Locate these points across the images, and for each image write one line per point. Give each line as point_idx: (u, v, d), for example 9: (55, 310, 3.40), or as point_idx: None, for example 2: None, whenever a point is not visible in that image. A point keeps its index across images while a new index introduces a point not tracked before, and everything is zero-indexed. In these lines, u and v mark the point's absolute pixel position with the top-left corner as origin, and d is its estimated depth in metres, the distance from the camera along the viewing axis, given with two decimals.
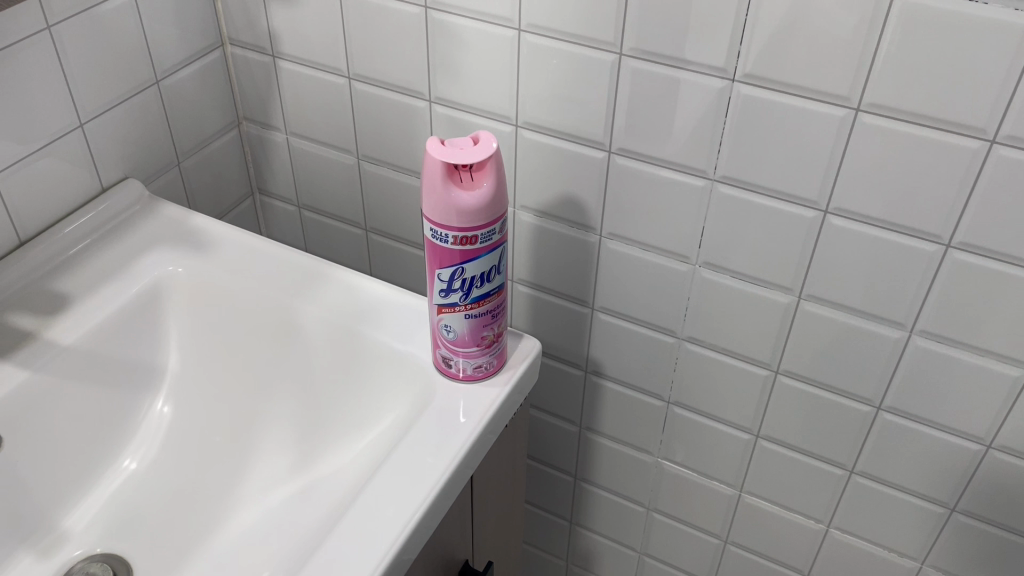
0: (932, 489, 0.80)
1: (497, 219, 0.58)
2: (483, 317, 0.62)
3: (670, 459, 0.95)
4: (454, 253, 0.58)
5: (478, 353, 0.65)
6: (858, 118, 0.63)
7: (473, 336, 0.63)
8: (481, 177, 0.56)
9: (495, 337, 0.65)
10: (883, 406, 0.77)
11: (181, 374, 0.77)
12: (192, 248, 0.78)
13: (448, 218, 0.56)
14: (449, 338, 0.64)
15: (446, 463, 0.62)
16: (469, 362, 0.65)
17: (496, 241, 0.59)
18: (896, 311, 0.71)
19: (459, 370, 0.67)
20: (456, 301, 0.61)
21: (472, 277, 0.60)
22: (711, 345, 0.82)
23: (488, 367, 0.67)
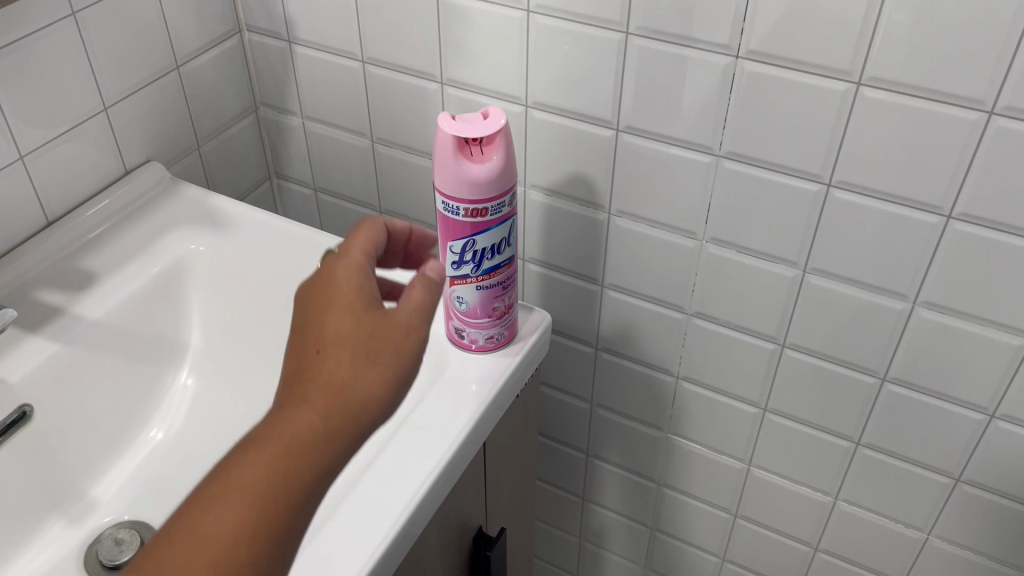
0: (937, 460, 0.82)
1: (507, 192, 0.60)
2: (495, 289, 0.64)
3: (679, 434, 0.97)
4: (466, 225, 0.60)
5: (490, 324, 0.67)
6: (859, 92, 0.65)
7: (484, 308, 0.65)
8: (491, 152, 0.58)
9: (507, 309, 0.67)
10: (888, 377, 0.79)
11: (204, 350, 0.80)
12: (212, 227, 0.81)
13: (460, 190, 0.58)
14: (461, 309, 0.66)
15: (459, 432, 0.64)
16: (481, 334, 0.67)
17: (506, 214, 0.61)
18: (899, 282, 0.73)
19: (471, 342, 0.69)
20: (467, 273, 0.63)
21: (483, 249, 0.62)
22: (718, 320, 0.84)
23: (500, 338, 0.69)
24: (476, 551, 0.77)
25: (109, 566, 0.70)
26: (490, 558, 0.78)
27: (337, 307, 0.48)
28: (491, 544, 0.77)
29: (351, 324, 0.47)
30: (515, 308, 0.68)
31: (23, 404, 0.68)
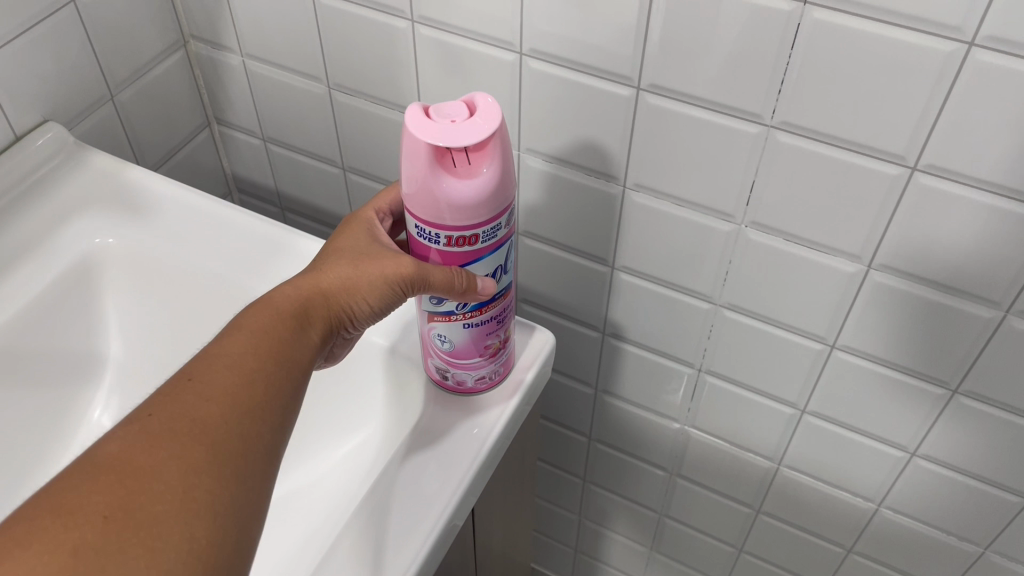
0: (1006, 477, 0.69)
1: (502, 211, 0.45)
2: (490, 325, 0.50)
3: (697, 427, 0.84)
4: (448, 255, 0.46)
5: (482, 363, 0.53)
6: (971, 54, 0.48)
7: (475, 347, 0.51)
8: (482, 163, 0.42)
9: (503, 343, 0.53)
10: (960, 389, 0.65)
11: (124, 367, 0.65)
12: (125, 211, 0.65)
13: (443, 217, 0.43)
14: (444, 349, 0.52)
15: (440, 509, 0.50)
16: (471, 374, 0.54)
17: (501, 237, 0.46)
18: (990, 287, 0.58)
19: (458, 385, 0.55)
20: (451, 309, 0.49)
21: None
22: (753, 313, 0.70)
23: (494, 377, 0.55)
24: None
25: None
26: None
27: (349, 235, 0.51)
28: None
29: (356, 243, 0.50)
30: (512, 338, 0.55)
31: None
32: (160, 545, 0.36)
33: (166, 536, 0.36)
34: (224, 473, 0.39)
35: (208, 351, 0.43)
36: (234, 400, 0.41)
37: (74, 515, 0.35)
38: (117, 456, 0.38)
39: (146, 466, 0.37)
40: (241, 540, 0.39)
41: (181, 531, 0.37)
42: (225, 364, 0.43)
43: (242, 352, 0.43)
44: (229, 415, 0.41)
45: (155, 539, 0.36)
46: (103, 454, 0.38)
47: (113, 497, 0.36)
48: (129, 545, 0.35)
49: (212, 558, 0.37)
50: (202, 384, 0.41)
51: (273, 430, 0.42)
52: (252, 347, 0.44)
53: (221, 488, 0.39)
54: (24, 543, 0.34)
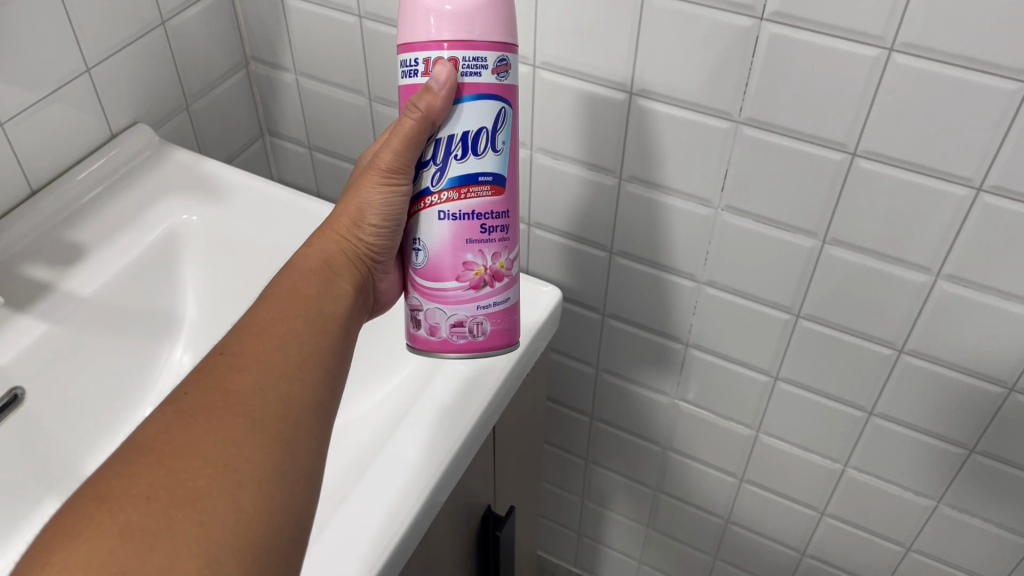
0: (951, 431, 0.80)
1: (478, 45, 0.52)
2: (465, 224, 0.57)
3: (685, 400, 0.96)
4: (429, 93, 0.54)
5: (457, 294, 0.58)
6: (891, 58, 0.61)
7: (448, 255, 0.57)
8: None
9: (482, 279, 0.58)
10: (905, 349, 0.77)
11: (199, 325, 0.77)
12: (204, 195, 0.78)
13: (429, 32, 0.52)
14: (422, 265, 0.58)
15: (481, 401, 0.64)
16: (445, 314, 0.59)
17: (485, 85, 0.54)
18: (921, 255, 0.70)
19: (432, 332, 0.60)
20: (428, 188, 0.57)
21: (445, 151, 0.56)
22: (730, 289, 0.82)
23: (472, 334, 0.60)
24: (485, 531, 0.77)
25: None
26: (499, 538, 0.77)
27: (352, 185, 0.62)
28: (501, 523, 0.77)
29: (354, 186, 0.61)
30: (497, 297, 0.59)
31: (13, 387, 0.65)
32: (207, 516, 0.42)
33: (210, 507, 0.42)
34: (261, 444, 0.46)
35: (239, 332, 0.51)
36: (263, 379, 0.49)
37: (120, 498, 0.41)
38: (157, 443, 0.44)
39: (184, 448, 0.44)
40: (288, 500, 0.45)
41: (223, 501, 0.43)
42: (251, 344, 0.50)
43: (270, 331, 0.51)
44: (261, 393, 0.48)
45: (199, 513, 0.42)
46: (145, 440, 0.44)
47: (156, 478, 0.42)
48: (175, 518, 0.41)
49: (254, 523, 0.43)
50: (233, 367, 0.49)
51: (307, 393, 0.50)
52: (274, 327, 0.52)
53: (257, 459, 0.45)
54: (77, 529, 0.40)
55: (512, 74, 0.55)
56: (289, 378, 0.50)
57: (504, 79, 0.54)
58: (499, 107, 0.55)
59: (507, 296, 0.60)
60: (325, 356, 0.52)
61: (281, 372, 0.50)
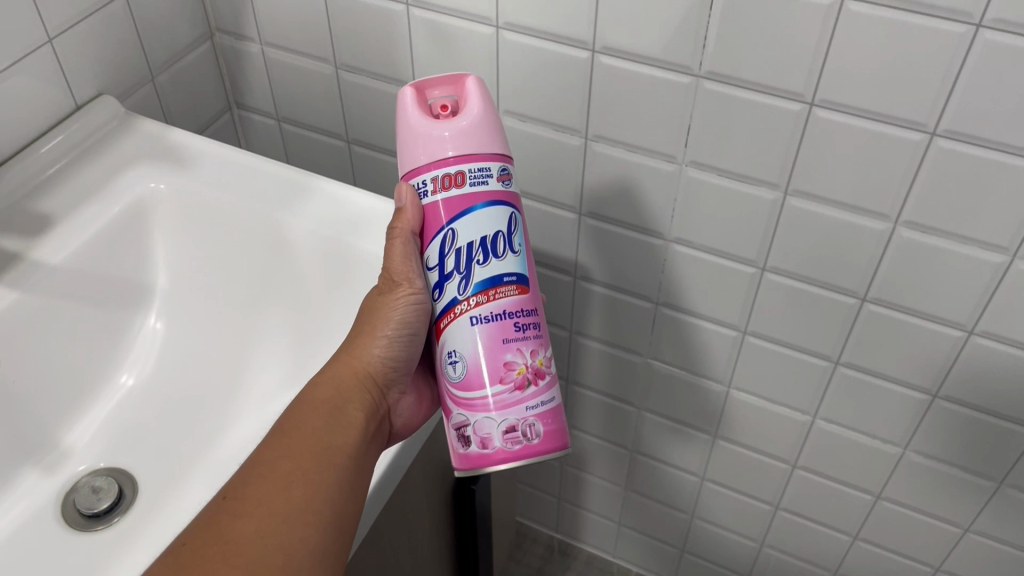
0: (915, 377, 0.82)
1: (484, 158, 0.57)
2: (500, 324, 0.57)
3: (658, 359, 0.98)
4: (439, 204, 0.58)
5: (502, 398, 0.57)
6: (845, 6, 0.62)
7: (488, 360, 0.57)
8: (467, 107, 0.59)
9: (527, 377, 0.58)
10: (868, 298, 0.78)
11: (171, 293, 0.78)
12: (172, 164, 0.77)
13: (440, 150, 0.57)
14: (461, 380, 0.58)
15: None
16: (494, 422, 0.58)
17: (493, 192, 0.58)
18: (879, 203, 0.71)
19: (483, 446, 0.58)
20: (456, 297, 0.58)
21: (465, 248, 0.57)
22: (696, 245, 0.83)
23: (527, 439, 0.58)
24: (460, 485, 0.79)
25: (88, 514, 0.67)
26: (475, 492, 0.79)
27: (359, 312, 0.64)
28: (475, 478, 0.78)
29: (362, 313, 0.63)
30: (543, 396, 0.58)
31: None
32: None
33: None
34: None
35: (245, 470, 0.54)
36: (263, 522, 0.52)
37: None
38: None
39: None
40: None
41: None
42: (256, 487, 0.53)
43: (274, 469, 0.54)
44: (260, 538, 0.51)
45: None
46: None
47: None
48: None
49: None
50: (236, 510, 0.52)
51: (315, 534, 0.53)
52: (282, 469, 0.54)
53: None
54: None
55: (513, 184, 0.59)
56: (290, 517, 0.52)
57: (509, 187, 0.59)
58: (509, 212, 0.58)
59: (553, 395, 0.59)
60: (336, 490, 0.55)
61: (284, 511, 0.52)
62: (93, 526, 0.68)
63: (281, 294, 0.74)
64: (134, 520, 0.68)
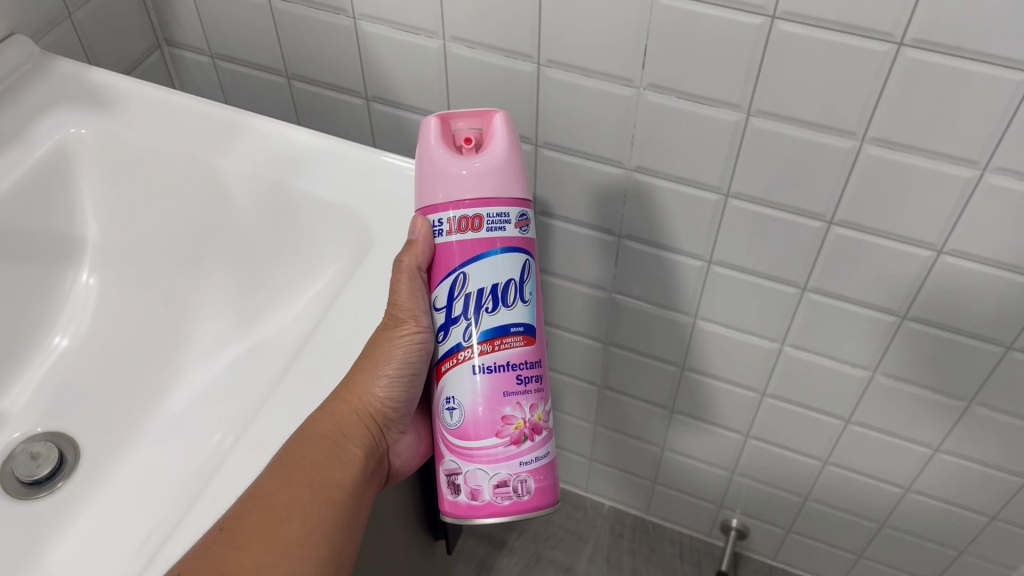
0: (883, 299, 0.81)
1: (505, 202, 0.56)
2: (502, 375, 0.56)
3: (623, 293, 0.95)
4: (453, 246, 0.56)
5: (499, 451, 0.56)
6: None
7: (487, 411, 0.56)
8: (490, 144, 0.57)
9: (523, 433, 0.57)
10: (835, 220, 0.76)
11: (103, 245, 0.73)
12: (93, 106, 0.72)
13: (457, 189, 0.56)
14: (457, 428, 0.57)
15: None
16: (486, 474, 0.57)
17: (510, 239, 0.56)
18: (846, 120, 0.68)
19: (473, 497, 0.57)
20: (460, 342, 0.57)
21: (473, 293, 0.56)
22: (658, 174, 0.80)
23: (516, 495, 0.57)
24: None
25: (29, 482, 0.64)
26: None
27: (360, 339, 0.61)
28: None
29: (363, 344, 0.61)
30: (538, 451, 0.58)
31: None
32: None
33: None
34: None
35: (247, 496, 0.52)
36: (264, 553, 0.51)
37: None
38: None
39: None
40: None
41: None
42: (255, 518, 0.51)
43: (276, 499, 0.53)
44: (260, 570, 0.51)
45: None
46: None
47: None
48: None
49: None
50: (239, 538, 0.51)
51: (312, 566, 0.53)
52: (283, 501, 0.53)
53: None
54: None
55: (530, 230, 0.58)
56: (290, 548, 0.52)
57: (526, 233, 0.57)
58: (523, 259, 0.57)
59: (547, 450, 0.58)
60: (334, 523, 0.55)
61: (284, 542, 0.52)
62: (34, 494, 0.65)
63: (221, 241, 0.71)
64: (77, 485, 0.65)
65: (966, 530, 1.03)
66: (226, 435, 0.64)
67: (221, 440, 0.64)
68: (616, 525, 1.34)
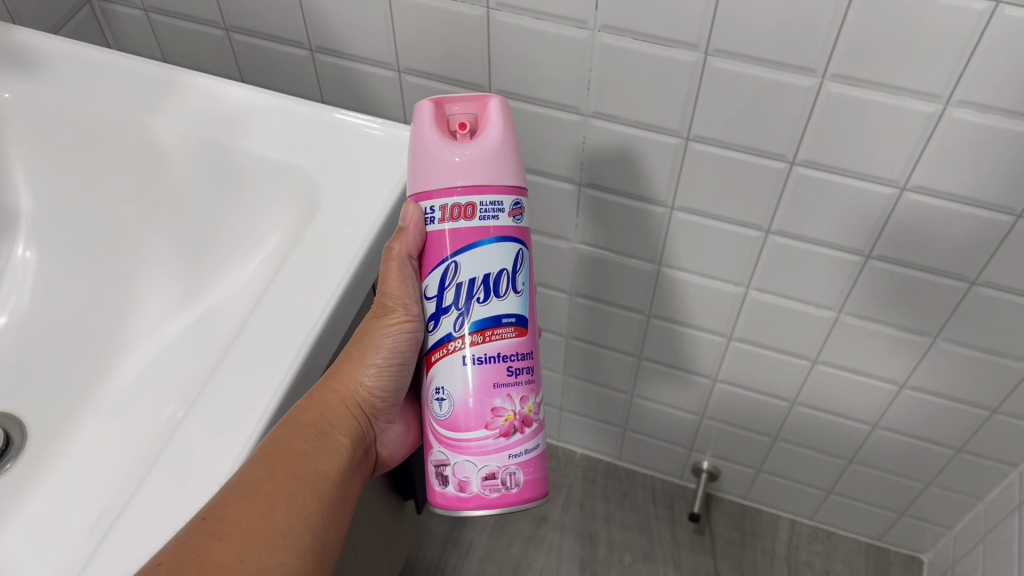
0: (847, 239, 0.80)
1: (499, 191, 0.54)
2: (493, 367, 0.55)
3: (586, 243, 0.94)
4: (446, 234, 0.54)
5: (489, 443, 0.55)
6: None
7: (476, 402, 0.55)
8: (484, 131, 0.55)
9: (513, 424, 0.55)
10: (797, 160, 0.74)
11: (37, 215, 0.70)
12: (17, 68, 0.68)
13: (449, 176, 0.54)
14: (445, 417, 0.55)
15: (370, 224, 0.59)
16: (475, 465, 0.55)
17: (504, 228, 0.54)
18: (806, 57, 0.66)
19: (461, 489, 0.56)
20: (450, 332, 0.55)
21: (465, 283, 0.54)
22: (617, 119, 0.77)
23: (505, 487, 0.56)
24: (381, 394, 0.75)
25: None
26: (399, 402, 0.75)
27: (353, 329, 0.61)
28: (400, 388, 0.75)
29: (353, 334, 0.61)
30: (527, 444, 0.56)
31: None
32: None
33: None
34: None
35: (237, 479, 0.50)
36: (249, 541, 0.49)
37: None
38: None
39: None
40: None
41: None
42: (239, 507, 0.49)
43: (262, 484, 0.51)
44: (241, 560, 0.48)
45: None
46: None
47: None
48: None
49: None
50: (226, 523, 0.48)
51: (295, 557, 0.51)
52: (269, 489, 0.51)
53: None
54: None
55: (524, 219, 0.56)
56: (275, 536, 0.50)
57: (519, 222, 0.55)
58: (516, 249, 0.55)
59: (537, 443, 0.57)
60: (317, 514, 0.53)
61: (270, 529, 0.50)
62: None
63: (162, 207, 0.68)
64: (25, 465, 0.63)
65: (932, 462, 1.04)
66: (178, 408, 0.62)
67: (173, 413, 0.62)
68: (589, 472, 1.35)
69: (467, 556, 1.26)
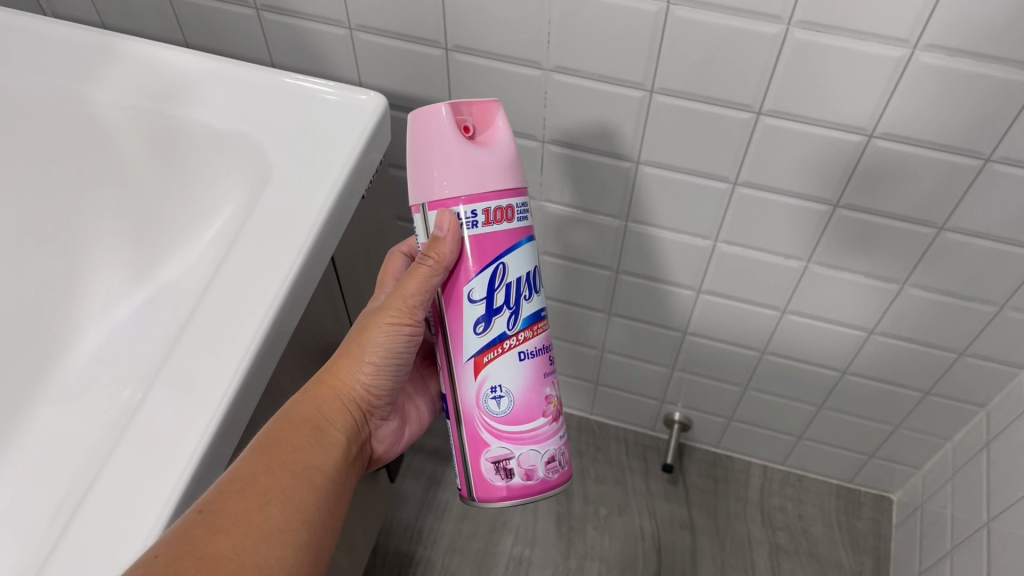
0: (815, 188, 0.79)
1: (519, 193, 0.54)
2: (541, 358, 0.56)
3: (550, 200, 0.92)
4: (487, 237, 0.52)
5: (545, 430, 0.56)
6: None
7: (535, 392, 0.56)
8: (492, 137, 0.53)
9: (558, 408, 0.58)
10: (763, 110, 0.73)
11: None
12: None
13: (488, 179, 0.51)
14: (508, 413, 0.55)
15: (326, 195, 0.57)
16: (538, 453, 0.56)
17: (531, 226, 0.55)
18: (770, 4, 0.64)
19: (527, 477, 0.57)
20: (505, 331, 0.54)
21: (514, 283, 0.54)
22: (580, 73, 0.75)
23: (562, 466, 0.58)
24: None
25: None
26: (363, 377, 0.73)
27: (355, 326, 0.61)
28: None
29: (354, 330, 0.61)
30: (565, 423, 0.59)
31: None
32: None
33: None
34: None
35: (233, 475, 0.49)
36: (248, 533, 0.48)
37: None
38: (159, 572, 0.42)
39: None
40: None
41: None
42: (235, 502, 0.48)
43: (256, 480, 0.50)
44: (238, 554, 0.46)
45: None
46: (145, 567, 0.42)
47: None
48: None
49: None
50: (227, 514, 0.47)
51: (290, 553, 0.49)
52: (262, 485, 0.50)
53: None
54: None
55: None
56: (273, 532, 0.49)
57: None
58: None
59: None
60: (314, 511, 0.52)
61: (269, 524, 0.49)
62: None
63: (106, 183, 0.65)
64: None
65: (901, 405, 1.05)
66: (135, 390, 0.60)
67: (132, 395, 0.60)
68: None
69: (443, 516, 1.25)
